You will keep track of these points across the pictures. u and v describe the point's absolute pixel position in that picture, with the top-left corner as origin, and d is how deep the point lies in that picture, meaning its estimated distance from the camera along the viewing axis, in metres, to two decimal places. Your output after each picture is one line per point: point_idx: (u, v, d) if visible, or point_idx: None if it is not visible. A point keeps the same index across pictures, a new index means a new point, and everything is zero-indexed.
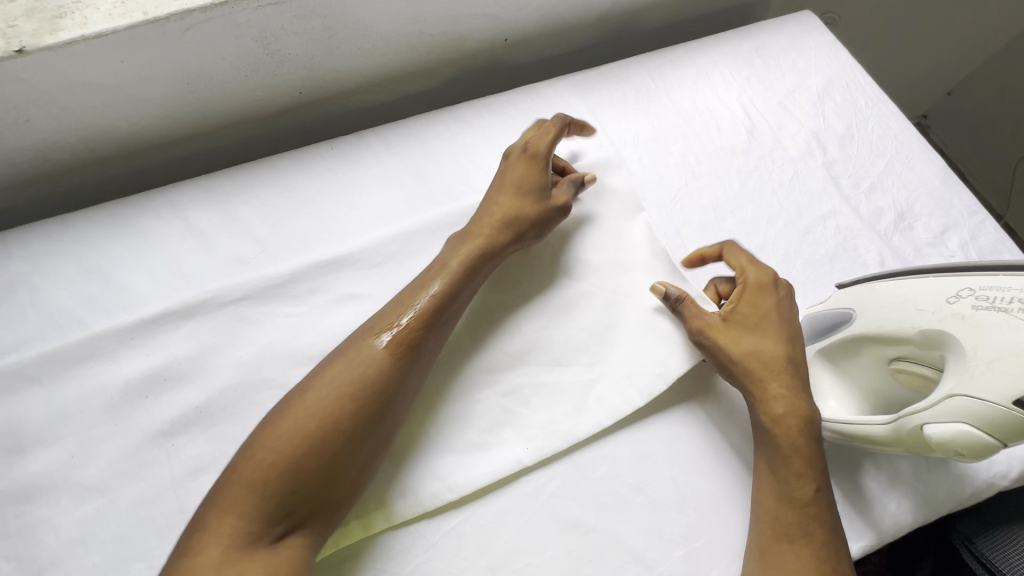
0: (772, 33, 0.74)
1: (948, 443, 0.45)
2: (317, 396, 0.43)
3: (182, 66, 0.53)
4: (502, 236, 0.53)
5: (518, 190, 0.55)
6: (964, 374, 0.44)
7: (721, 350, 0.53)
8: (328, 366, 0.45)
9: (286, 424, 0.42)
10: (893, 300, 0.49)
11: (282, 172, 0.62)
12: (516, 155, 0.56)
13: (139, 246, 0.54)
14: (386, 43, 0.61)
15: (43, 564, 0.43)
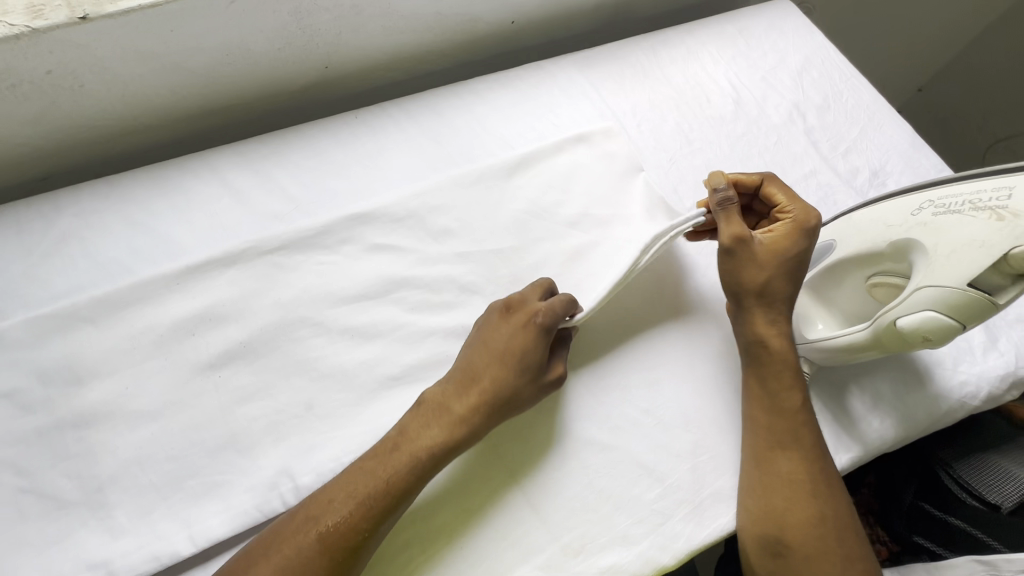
0: (754, 18, 0.79)
1: (920, 333, 0.45)
2: (327, 518, 0.42)
3: (224, 38, 0.57)
4: (496, 392, 0.48)
5: (510, 368, 0.49)
6: (929, 269, 0.44)
7: (740, 264, 0.52)
8: (346, 482, 0.44)
9: (296, 540, 0.42)
10: (867, 224, 0.50)
11: (324, 128, 0.65)
12: (516, 322, 0.50)
13: (180, 203, 0.59)
14: (405, 20, 0.65)
15: (104, 482, 0.47)
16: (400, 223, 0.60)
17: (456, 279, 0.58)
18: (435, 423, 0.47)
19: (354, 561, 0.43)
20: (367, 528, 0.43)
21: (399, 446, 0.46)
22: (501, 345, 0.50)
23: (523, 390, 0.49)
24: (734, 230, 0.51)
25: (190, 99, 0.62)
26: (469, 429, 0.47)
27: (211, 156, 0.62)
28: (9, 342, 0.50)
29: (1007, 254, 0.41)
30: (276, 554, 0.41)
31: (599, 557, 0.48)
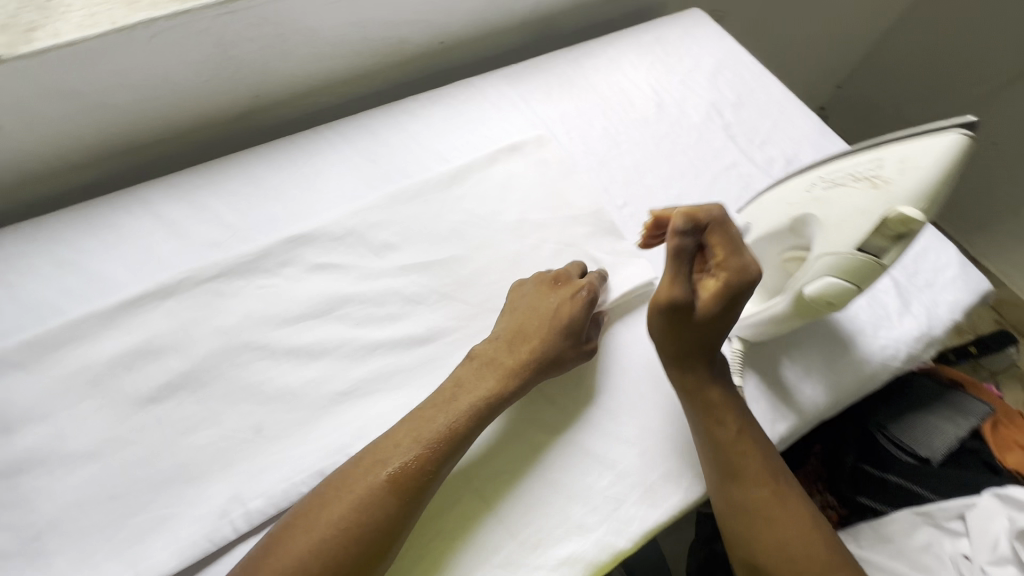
0: (669, 27, 0.85)
1: (827, 297, 0.48)
2: (394, 457, 0.46)
3: (149, 73, 0.58)
4: (539, 360, 0.53)
5: (558, 331, 0.54)
6: (824, 239, 0.48)
7: (667, 322, 0.51)
8: (414, 428, 0.48)
9: (358, 486, 0.45)
10: (773, 205, 0.53)
11: (259, 155, 0.66)
12: (564, 293, 0.56)
13: (113, 238, 0.59)
14: (331, 45, 0.67)
15: (42, 529, 0.45)
16: (342, 241, 0.60)
17: (399, 291, 0.59)
18: (490, 376, 0.51)
19: (418, 501, 0.46)
20: (431, 470, 0.47)
21: (462, 395, 0.50)
22: (550, 309, 0.55)
23: (567, 351, 0.54)
24: (673, 291, 0.49)
25: (120, 136, 0.62)
26: (517, 383, 0.52)
27: (143, 190, 0.62)
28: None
29: (881, 217, 0.45)
30: (346, 495, 0.44)
31: (556, 548, 0.49)
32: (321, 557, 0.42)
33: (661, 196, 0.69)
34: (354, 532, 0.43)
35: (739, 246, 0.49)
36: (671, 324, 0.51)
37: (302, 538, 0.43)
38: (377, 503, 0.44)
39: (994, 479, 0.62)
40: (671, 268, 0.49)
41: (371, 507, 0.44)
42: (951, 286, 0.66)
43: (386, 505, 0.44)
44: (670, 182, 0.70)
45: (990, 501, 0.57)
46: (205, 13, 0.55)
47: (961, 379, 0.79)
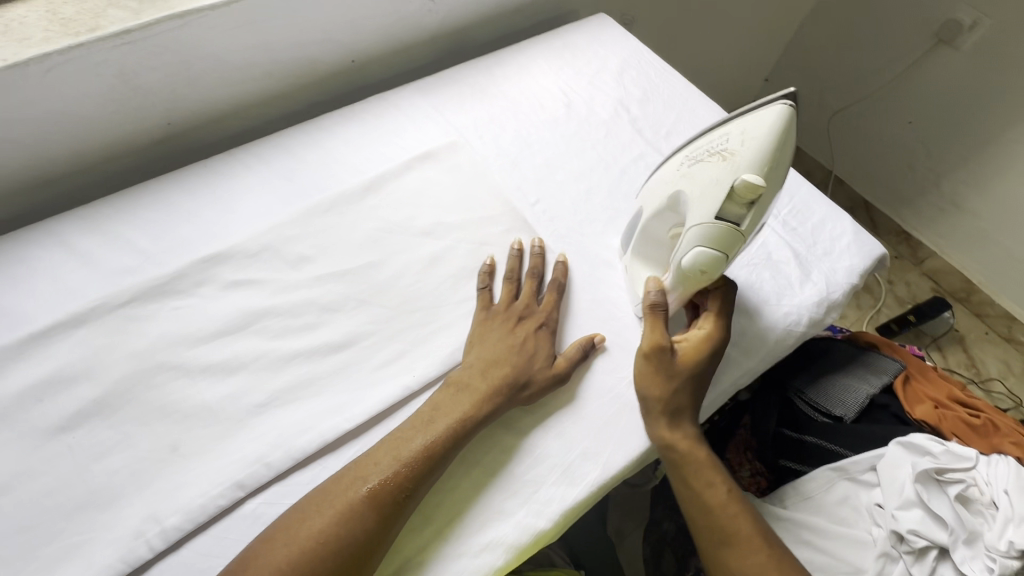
0: (576, 32, 0.89)
1: (697, 268, 0.53)
2: (374, 473, 0.49)
3: (49, 108, 0.58)
4: (510, 381, 0.55)
5: (525, 357, 0.56)
6: (690, 214, 0.53)
7: (653, 374, 0.56)
8: (398, 445, 0.50)
9: (335, 503, 0.47)
10: (657, 187, 0.59)
11: (173, 180, 0.66)
12: (528, 327, 0.59)
13: (22, 273, 0.59)
14: (239, 70, 0.68)
15: None
16: (257, 258, 0.62)
17: (317, 301, 0.60)
18: (466, 396, 0.54)
19: (398, 516, 0.48)
20: (408, 488, 0.49)
21: (442, 412, 0.53)
22: (515, 343, 0.58)
23: (538, 376, 0.56)
24: (654, 333, 0.57)
25: (27, 172, 0.62)
26: (490, 407, 0.53)
27: (53, 223, 0.62)
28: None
29: (731, 186, 0.50)
30: (327, 510, 0.47)
31: (479, 536, 0.50)
32: (294, 566, 0.44)
33: (573, 191, 0.72)
34: (330, 545, 0.45)
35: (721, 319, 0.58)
36: (656, 380, 0.56)
37: (280, 550, 0.45)
38: (355, 518, 0.46)
39: (902, 430, 0.66)
40: (651, 315, 0.57)
41: (349, 522, 0.46)
42: (847, 252, 0.70)
43: (364, 520, 0.46)
44: (581, 177, 0.73)
45: (896, 450, 0.61)
46: (100, 45, 0.56)
47: (878, 340, 0.83)
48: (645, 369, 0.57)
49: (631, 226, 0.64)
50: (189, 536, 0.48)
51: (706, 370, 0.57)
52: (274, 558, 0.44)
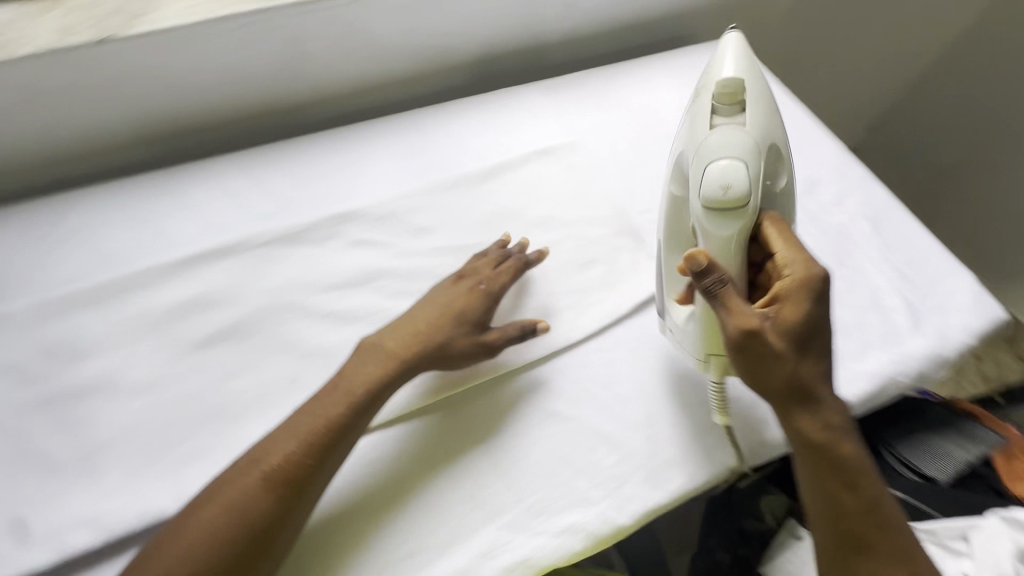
0: (701, 54, 0.90)
1: (725, 177, 0.49)
2: (278, 453, 0.47)
3: (228, 61, 0.65)
4: (430, 341, 0.55)
5: (449, 318, 0.57)
6: (695, 150, 0.52)
7: (761, 356, 0.47)
8: (291, 430, 0.48)
9: (230, 491, 0.45)
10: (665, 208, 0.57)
11: (315, 140, 0.72)
12: (463, 287, 0.59)
13: (182, 202, 0.66)
14: (389, 50, 0.73)
15: (97, 446, 0.50)
16: (382, 222, 0.66)
17: (431, 270, 0.64)
18: (372, 365, 0.53)
19: (297, 500, 0.46)
20: (313, 464, 0.47)
21: (349, 387, 0.51)
22: (448, 306, 0.57)
23: (458, 340, 0.56)
24: (733, 317, 0.47)
25: (196, 114, 0.69)
26: (400, 366, 0.53)
27: (210, 163, 0.69)
28: (25, 320, 0.56)
29: (715, 93, 0.54)
30: (223, 497, 0.45)
31: (559, 518, 0.51)
32: (186, 563, 0.42)
33: None
34: (222, 539, 0.43)
35: (796, 240, 0.50)
36: (767, 362, 0.47)
37: (170, 548, 0.43)
38: (252, 504, 0.45)
39: (1000, 504, 0.63)
40: (724, 296, 0.47)
41: (243, 508, 0.44)
42: (964, 311, 0.67)
43: (258, 503, 0.45)
44: None
45: (996, 523, 0.58)
46: (284, 11, 0.63)
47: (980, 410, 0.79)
48: (741, 356, 0.48)
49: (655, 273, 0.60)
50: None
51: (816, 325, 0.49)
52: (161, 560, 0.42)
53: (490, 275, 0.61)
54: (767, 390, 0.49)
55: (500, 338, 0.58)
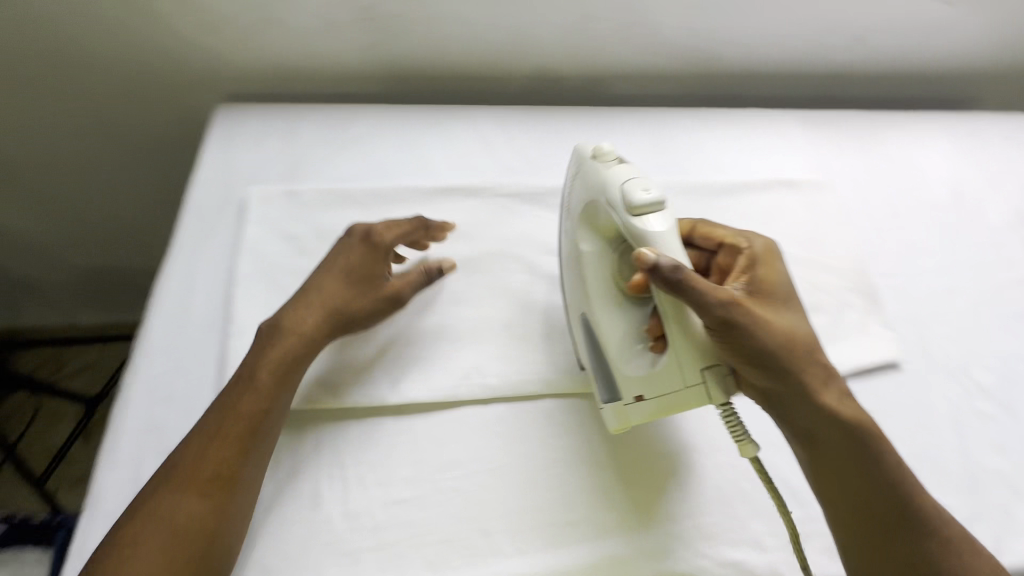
0: (991, 122, 0.80)
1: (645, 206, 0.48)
2: (214, 439, 0.48)
3: (521, 24, 0.70)
4: (332, 306, 0.55)
5: (348, 278, 0.57)
6: (593, 190, 0.52)
7: (761, 327, 0.48)
8: (239, 390, 0.50)
9: (178, 480, 0.46)
10: (571, 271, 0.56)
11: (568, 114, 0.76)
12: (357, 241, 0.58)
13: (446, 138, 0.73)
14: (663, 44, 0.75)
15: None
16: None
17: None
18: (314, 313, 0.55)
19: (248, 475, 0.48)
20: (256, 436, 0.49)
21: (286, 346, 0.53)
22: (348, 266, 0.57)
23: (356, 303, 0.56)
24: (719, 294, 0.46)
25: (471, 64, 0.74)
26: (313, 331, 0.54)
27: (475, 111, 0.75)
28: (309, 203, 0.66)
29: (603, 162, 0.53)
30: (174, 488, 0.45)
31: (729, 549, 0.51)
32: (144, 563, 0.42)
33: (930, 283, 0.66)
34: (178, 527, 0.44)
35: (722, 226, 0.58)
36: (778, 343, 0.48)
37: (124, 554, 0.42)
38: (206, 487, 0.46)
39: None
40: (694, 276, 0.46)
41: (200, 497, 0.45)
42: None
43: (207, 490, 0.46)
44: (945, 273, 0.67)
45: None
46: None
47: None
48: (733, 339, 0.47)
49: (582, 343, 0.55)
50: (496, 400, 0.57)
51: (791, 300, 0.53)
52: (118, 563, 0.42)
53: (392, 230, 0.59)
54: (774, 367, 0.48)
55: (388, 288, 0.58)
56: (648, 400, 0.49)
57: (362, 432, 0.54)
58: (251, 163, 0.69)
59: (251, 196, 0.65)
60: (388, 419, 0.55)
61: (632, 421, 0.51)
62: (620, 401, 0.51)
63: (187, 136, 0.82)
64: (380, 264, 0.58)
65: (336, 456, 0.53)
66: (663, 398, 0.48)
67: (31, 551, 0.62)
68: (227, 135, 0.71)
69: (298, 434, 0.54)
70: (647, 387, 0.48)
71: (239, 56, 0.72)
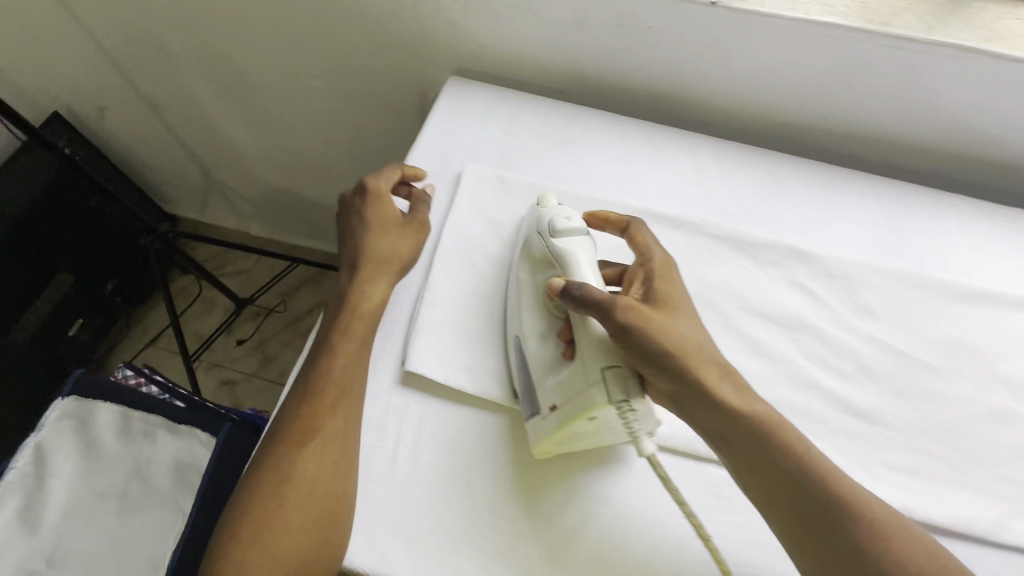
0: None
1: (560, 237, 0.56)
2: (302, 395, 0.49)
3: (779, 61, 0.65)
4: (382, 256, 0.58)
5: (384, 228, 0.59)
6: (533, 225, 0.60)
7: (654, 334, 0.48)
8: (323, 352, 0.52)
9: (279, 436, 0.48)
10: (511, 295, 0.59)
11: (793, 163, 0.71)
12: (381, 197, 0.61)
13: (659, 159, 0.71)
14: (930, 114, 0.66)
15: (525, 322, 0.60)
16: (830, 280, 0.62)
17: (859, 356, 0.58)
18: (380, 276, 0.57)
19: (333, 424, 0.48)
20: (333, 385, 0.50)
21: (359, 310, 0.55)
22: (376, 220, 0.59)
23: (394, 245, 0.59)
24: (620, 302, 0.49)
25: (707, 92, 0.72)
26: (363, 286, 0.56)
27: (694, 138, 0.72)
28: (516, 193, 0.67)
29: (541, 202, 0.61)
30: (278, 445, 0.47)
31: None
32: (265, 513, 0.44)
33: None
34: (287, 478, 0.45)
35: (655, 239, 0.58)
36: (662, 347, 0.48)
37: (248, 507, 0.45)
38: (304, 438, 0.47)
39: None
40: (594, 289, 0.50)
41: (300, 449, 0.47)
42: None
43: (304, 441, 0.47)
44: None
45: None
46: (877, 38, 0.60)
47: None
48: (630, 344, 0.48)
49: (514, 363, 0.56)
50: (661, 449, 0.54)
51: (685, 317, 0.52)
52: (245, 514, 0.44)
53: (380, 174, 0.62)
54: (669, 369, 0.47)
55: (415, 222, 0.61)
56: (558, 413, 0.50)
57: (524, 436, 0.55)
58: (471, 139, 0.72)
59: (467, 171, 0.68)
60: None
61: (551, 441, 0.51)
62: (540, 414, 0.52)
63: (406, 93, 0.88)
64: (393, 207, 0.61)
65: (496, 453, 0.54)
66: (572, 403, 0.49)
67: (204, 432, 0.71)
68: (454, 108, 0.74)
69: (464, 416, 0.55)
70: (557, 394, 0.50)
71: (483, 36, 0.74)
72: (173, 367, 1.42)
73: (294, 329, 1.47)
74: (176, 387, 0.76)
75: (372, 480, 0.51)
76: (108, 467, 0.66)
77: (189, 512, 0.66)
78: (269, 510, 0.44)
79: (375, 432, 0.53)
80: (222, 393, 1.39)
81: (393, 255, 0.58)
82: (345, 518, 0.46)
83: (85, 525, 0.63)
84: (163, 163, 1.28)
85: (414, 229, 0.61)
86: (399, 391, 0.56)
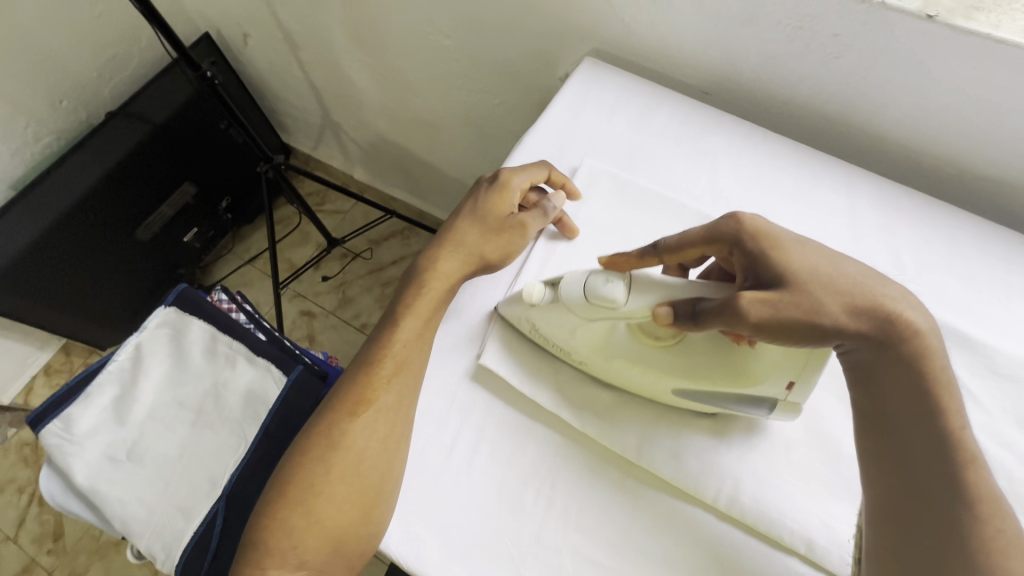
0: None
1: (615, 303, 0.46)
2: (360, 365, 0.50)
3: (1000, 99, 0.53)
4: (469, 255, 0.55)
5: (484, 225, 0.56)
6: (554, 307, 0.50)
7: (807, 306, 0.41)
8: (389, 325, 0.51)
9: (331, 403, 0.48)
10: (594, 364, 0.52)
11: (976, 225, 0.59)
12: (500, 187, 0.57)
13: (807, 192, 0.61)
14: None
15: None
16: (996, 379, 0.50)
17: (1014, 480, 0.46)
18: (455, 258, 0.54)
19: (381, 401, 0.47)
20: (390, 359, 0.49)
21: (427, 287, 0.52)
22: (485, 213, 0.56)
23: (486, 248, 0.55)
24: (744, 302, 0.41)
25: (884, 122, 0.61)
26: (440, 271, 0.53)
27: (855, 175, 0.62)
28: (634, 199, 0.62)
29: (527, 296, 0.51)
30: (329, 412, 0.48)
31: None
32: (307, 476, 0.45)
33: None
34: (331, 446, 0.46)
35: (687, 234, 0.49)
36: (809, 323, 0.41)
37: (295, 468, 0.46)
38: (354, 408, 0.47)
39: None
40: (716, 316, 0.41)
41: (349, 419, 0.47)
42: None
43: (354, 412, 0.47)
44: None
45: None
46: None
47: None
48: (774, 337, 0.41)
49: (695, 402, 0.49)
50: (738, 525, 0.48)
51: (822, 269, 0.42)
52: (290, 472, 0.46)
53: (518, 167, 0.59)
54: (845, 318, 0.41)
55: (523, 230, 0.56)
56: (800, 383, 0.45)
57: (588, 467, 0.50)
58: (597, 130, 0.67)
59: (585, 165, 0.64)
60: (614, 466, 0.50)
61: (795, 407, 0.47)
62: (777, 399, 0.47)
63: (536, 69, 0.83)
64: (511, 204, 0.57)
65: (553, 477, 0.49)
66: (805, 367, 0.44)
67: (277, 368, 0.75)
68: (585, 93, 0.69)
69: (528, 430, 0.52)
70: (782, 375, 0.45)
71: (632, 18, 0.66)
72: (263, 288, 1.51)
73: (376, 276, 1.51)
74: (260, 320, 0.80)
75: (424, 470, 0.49)
76: (192, 380, 0.71)
77: (251, 439, 0.70)
78: (310, 476, 0.45)
79: (436, 423, 0.51)
80: (300, 322, 1.47)
81: (479, 250, 0.55)
82: (388, 497, 0.46)
83: (164, 429, 0.68)
84: (290, 96, 1.34)
85: (512, 232, 0.56)
86: (466, 385, 0.53)
